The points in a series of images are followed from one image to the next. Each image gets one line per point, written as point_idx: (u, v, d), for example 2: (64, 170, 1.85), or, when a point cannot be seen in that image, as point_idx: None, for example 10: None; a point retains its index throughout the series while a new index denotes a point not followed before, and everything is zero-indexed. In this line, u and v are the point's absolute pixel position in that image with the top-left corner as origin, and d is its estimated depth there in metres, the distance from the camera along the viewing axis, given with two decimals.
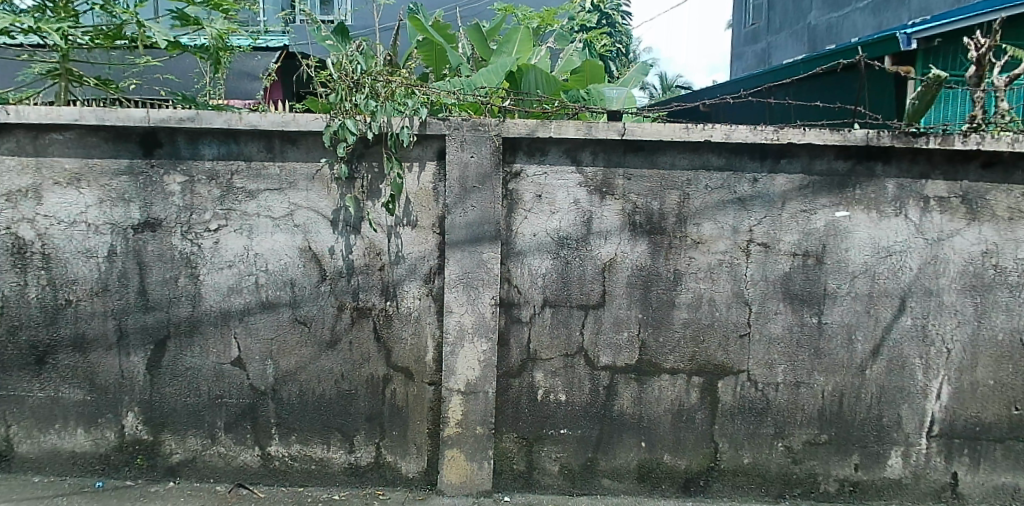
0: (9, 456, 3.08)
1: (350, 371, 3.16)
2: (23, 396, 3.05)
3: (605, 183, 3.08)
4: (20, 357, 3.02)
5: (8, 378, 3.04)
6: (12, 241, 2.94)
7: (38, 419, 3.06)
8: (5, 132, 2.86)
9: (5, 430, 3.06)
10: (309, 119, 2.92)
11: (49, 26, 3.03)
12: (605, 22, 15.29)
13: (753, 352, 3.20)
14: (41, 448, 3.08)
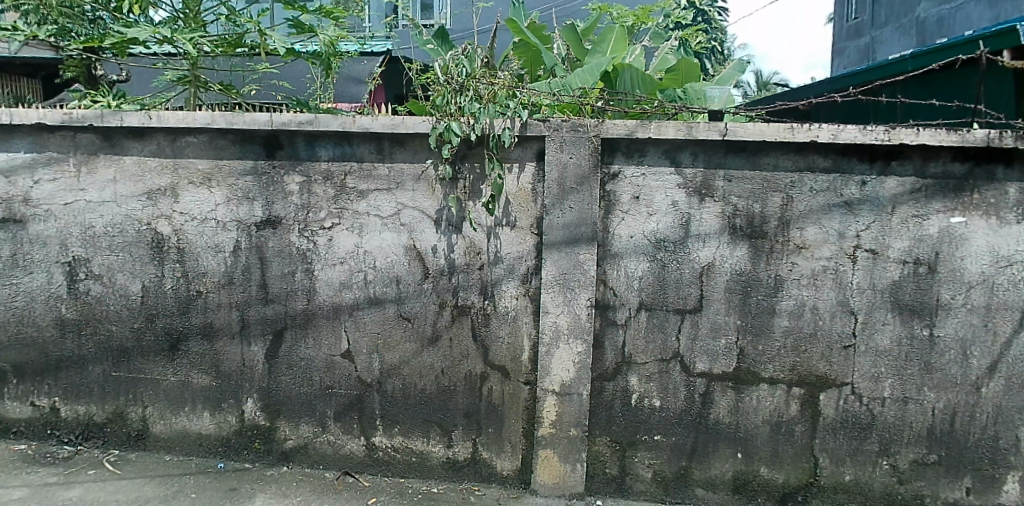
0: (145, 434, 3.34)
1: (449, 367, 3.23)
2: (158, 379, 3.29)
3: (705, 185, 3.00)
4: (157, 343, 3.27)
5: (146, 363, 3.29)
6: (153, 236, 3.18)
7: (171, 401, 3.30)
8: (148, 136, 3.10)
9: (142, 410, 3.32)
10: (416, 121, 3.01)
11: (183, 36, 3.26)
12: (701, 19, 14.94)
13: (859, 364, 3.02)
14: (172, 429, 3.32)
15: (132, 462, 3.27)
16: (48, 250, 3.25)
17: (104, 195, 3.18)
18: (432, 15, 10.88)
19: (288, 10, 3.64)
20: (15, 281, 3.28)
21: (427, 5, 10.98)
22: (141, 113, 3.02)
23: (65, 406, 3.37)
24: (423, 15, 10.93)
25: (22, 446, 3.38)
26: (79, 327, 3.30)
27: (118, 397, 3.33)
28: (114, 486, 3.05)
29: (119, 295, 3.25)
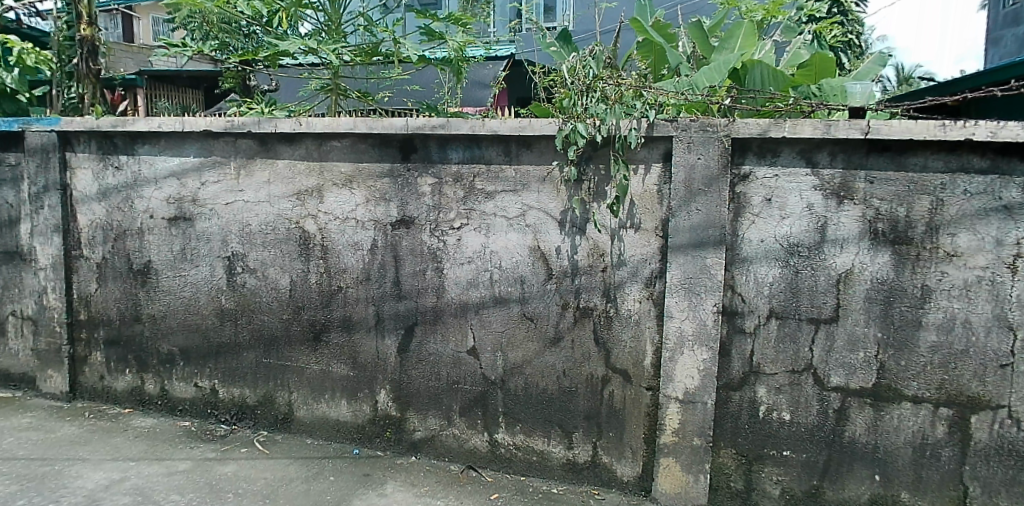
0: (290, 418, 3.59)
1: (571, 368, 3.22)
2: (303, 367, 3.53)
3: (845, 187, 2.78)
4: (302, 334, 3.51)
5: (293, 352, 3.54)
6: (301, 234, 3.42)
7: (313, 388, 3.53)
8: (297, 141, 3.34)
9: (288, 395, 3.58)
10: (543, 124, 3.03)
11: (326, 47, 3.47)
12: (835, 10, 14.01)
13: (1018, 385, 2.67)
14: (314, 414, 3.55)
15: (279, 443, 3.52)
16: (212, 246, 3.59)
17: (260, 196, 3.46)
18: (554, 17, 10.97)
19: (420, 18, 3.79)
20: (183, 272, 3.67)
21: (549, 7, 11.13)
22: (293, 119, 3.25)
23: (223, 388, 3.70)
24: (545, 17, 11.08)
25: (186, 423, 3.76)
26: (237, 317, 3.61)
27: (268, 382, 3.61)
28: (263, 464, 3.30)
29: (270, 288, 3.52)
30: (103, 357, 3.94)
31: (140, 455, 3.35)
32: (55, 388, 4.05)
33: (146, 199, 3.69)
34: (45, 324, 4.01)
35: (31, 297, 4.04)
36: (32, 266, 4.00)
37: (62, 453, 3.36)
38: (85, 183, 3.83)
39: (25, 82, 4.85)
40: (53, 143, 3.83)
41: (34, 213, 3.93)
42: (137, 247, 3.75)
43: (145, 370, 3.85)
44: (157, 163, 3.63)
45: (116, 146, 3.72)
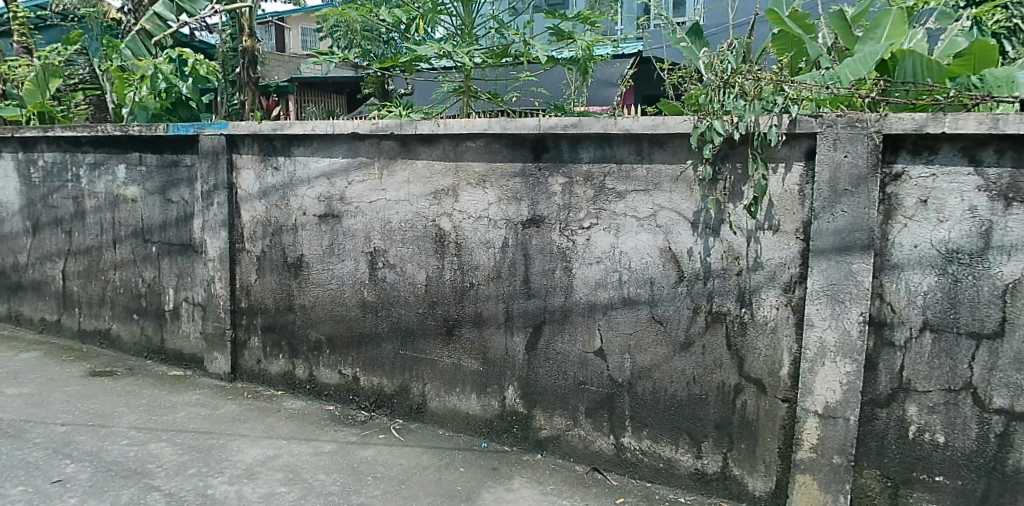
0: (424, 408, 3.74)
1: (701, 375, 3.09)
2: (436, 360, 3.66)
3: (1016, 188, 2.40)
4: (435, 327, 3.64)
5: (427, 344, 3.68)
6: (437, 232, 3.55)
7: (445, 381, 3.65)
8: (435, 141, 3.47)
9: (422, 386, 3.73)
10: (677, 121, 2.93)
11: (461, 51, 3.58)
12: None
13: None
14: (446, 406, 3.68)
15: (413, 432, 3.68)
16: (356, 242, 3.80)
17: (400, 195, 3.62)
18: (683, 13, 10.68)
19: (550, 18, 3.82)
20: (331, 266, 3.91)
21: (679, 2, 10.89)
22: (432, 121, 3.39)
23: (364, 376, 3.91)
24: (674, 13, 10.86)
25: (331, 407, 4.01)
26: (376, 309, 3.80)
27: (403, 373, 3.78)
28: (399, 450, 3.45)
29: (407, 283, 3.68)
30: (259, 343, 4.29)
31: (290, 434, 3.61)
32: (220, 369, 4.47)
33: (300, 197, 3.97)
34: (213, 310, 4.44)
35: (202, 285, 4.49)
36: (203, 257, 4.45)
37: (224, 428, 3.69)
38: (248, 182, 4.17)
39: (196, 90, 5.67)
40: (219, 145, 4.23)
41: (205, 209, 4.36)
42: (291, 242, 4.04)
43: (295, 356, 4.14)
44: (310, 163, 3.90)
45: (275, 147, 4.02)
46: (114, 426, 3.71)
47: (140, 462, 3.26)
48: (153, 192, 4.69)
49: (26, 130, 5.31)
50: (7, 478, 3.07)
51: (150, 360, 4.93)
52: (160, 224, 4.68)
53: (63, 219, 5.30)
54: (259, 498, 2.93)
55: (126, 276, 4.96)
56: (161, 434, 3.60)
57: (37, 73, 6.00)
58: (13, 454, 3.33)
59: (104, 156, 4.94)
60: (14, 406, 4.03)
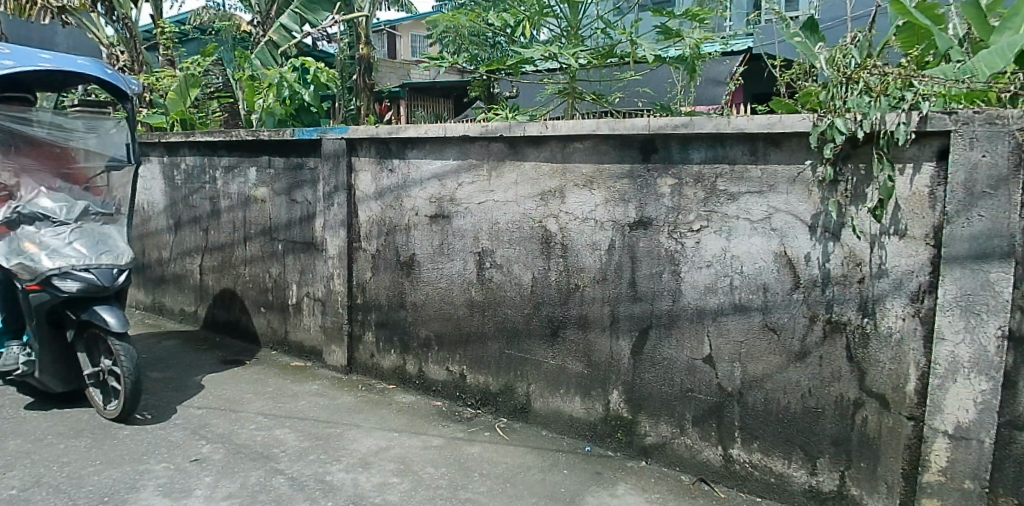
0: (528, 409, 3.80)
1: (817, 387, 2.91)
2: (542, 361, 3.70)
3: None
4: (541, 328, 3.68)
5: (532, 345, 3.73)
6: (543, 233, 3.59)
7: (550, 382, 3.68)
8: (543, 143, 3.51)
9: (527, 387, 3.79)
10: (795, 119, 2.79)
11: (567, 52, 3.61)
12: None
13: None
14: (550, 407, 3.71)
15: (518, 431, 3.73)
16: (465, 242, 3.90)
17: (508, 196, 3.69)
18: (797, 6, 10.17)
19: (657, 17, 3.77)
20: (441, 265, 4.04)
21: None
22: (541, 123, 3.45)
23: (470, 374, 4.01)
24: (787, 7, 10.38)
25: (439, 402, 4.13)
26: (484, 308, 3.89)
27: (509, 373, 3.85)
28: (505, 449, 3.50)
29: (514, 283, 3.74)
30: (372, 337, 4.51)
31: (402, 427, 3.74)
32: (336, 361, 4.71)
33: (413, 198, 4.12)
34: (331, 305, 4.67)
35: (321, 281, 4.78)
36: (324, 254, 4.69)
37: (341, 417, 3.88)
38: (365, 184, 4.37)
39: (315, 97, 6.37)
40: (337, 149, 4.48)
41: (326, 209, 4.60)
42: (403, 242, 4.21)
43: (406, 352, 4.32)
44: (422, 166, 4.04)
45: (391, 150, 4.18)
46: (243, 411, 3.99)
47: (266, 445, 3.49)
48: (280, 192, 5.00)
49: (171, 136, 5.82)
50: (153, 454, 3.37)
51: (274, 351, 5.27)
52: (285, 223, 4.99)
53: (199, 218, 5.76)
54: (374, 486, 3.06)
55: (254, 272, 5.33)
56: (285, 420, 3.83)
57: (179, 84, 6.41)
58: (157, 433, 3.66)
59: (236, 159, 5.32)
60: (159, 387, 4.45)
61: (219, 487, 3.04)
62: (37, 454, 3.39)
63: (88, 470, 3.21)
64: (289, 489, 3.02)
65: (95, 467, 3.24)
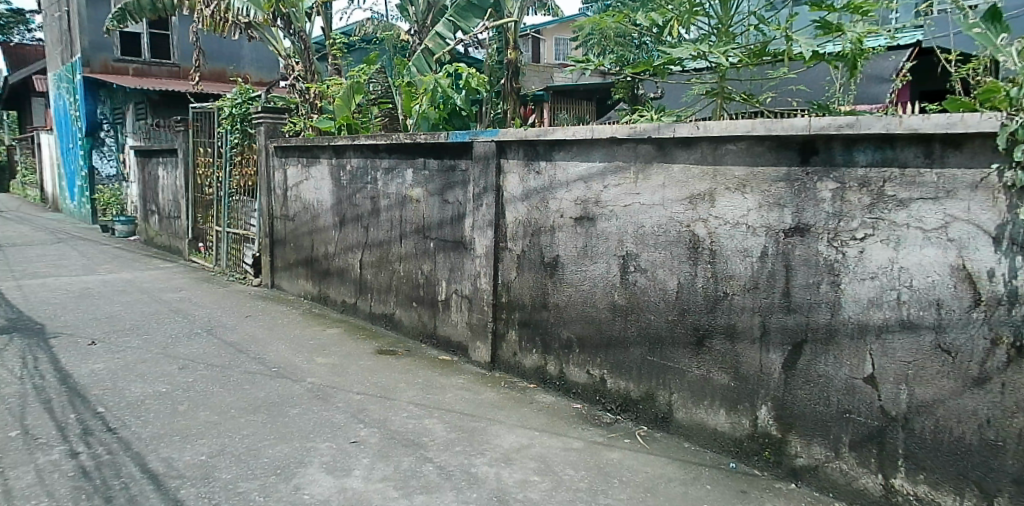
0: (669, 418, 3.73)
1: (999, 417, 2.56)
2: (685, 370, 3.62)
3: None
4: (686, 336, 3.60)
5: (676, 353, 3.66)
6: (691, 238, 3.53)
7: (693, 392, 3.60)
8: (694, 145, 3.46)
9: (669, 396, 3.72)
10: (981, 118, 2.50)
11: (717, 51, 3.55)
12: None
13: None
14: (693, 418, 3.61)
15: (658, 441, 3.69)
16: (609, 245, 3.96)
17: (655, 199, 3.69)
18: None
19: (815, 12, 3.56)
20: (585, 267, 4.12)
21: None
22: (692, 124, 3.40)
23: (611, 379, 4.04)
24: None
25: (578, 405, 4.22)
26: (627, 313, 3.89)
27: (650, 381, 3.81)
28: (645, 457, 3.47)
29: (659, 288, 3.71)
30: (517, 336, 4.67)
31: (543, 427, 3.85)
32: (481, 357, 4.98)
33: (559, 200, 4.26)
34: (478, 303, 4.97)
35: (470, 279, 5.04)
36: (472, 253, 5.01)
37: (486, 413, 4.06)
38: (513, 185, 4.59)
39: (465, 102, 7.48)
40: (491, 152, 4.71)
41: (476, 210, 4.90)
42: (548, 242, 4.36)
43: (548, 352, 4.45)
44: (569, 168, 4.17)
45: (538, 152, 4.38)
46: (396, 399, 4.28)
47: (417, 434, 3.71)
48: (433, 193, 5.39)
49: (339, 140, 6.44)
50: (318, 434, 3.68)
51: (424, 343, 5.63)
52: (437, 222, 5.37)
53: (362, 216, 6.30)
54: (516, 482, 3.15)
55: (409, 268, 5.72)
56: (433, 411, 4.08)
57: (345, 92, 7.32)
58: (322, 413, 4.00)
59: (396, 162, 5.81)
60: (322, 371, 4.86)
61: (375, 469, 3.26)
62: (223, 425, 3.80)
63: (264, 443, 3.55)
64: (437, 478, 3.18)
65: (269, 441, 3.58)
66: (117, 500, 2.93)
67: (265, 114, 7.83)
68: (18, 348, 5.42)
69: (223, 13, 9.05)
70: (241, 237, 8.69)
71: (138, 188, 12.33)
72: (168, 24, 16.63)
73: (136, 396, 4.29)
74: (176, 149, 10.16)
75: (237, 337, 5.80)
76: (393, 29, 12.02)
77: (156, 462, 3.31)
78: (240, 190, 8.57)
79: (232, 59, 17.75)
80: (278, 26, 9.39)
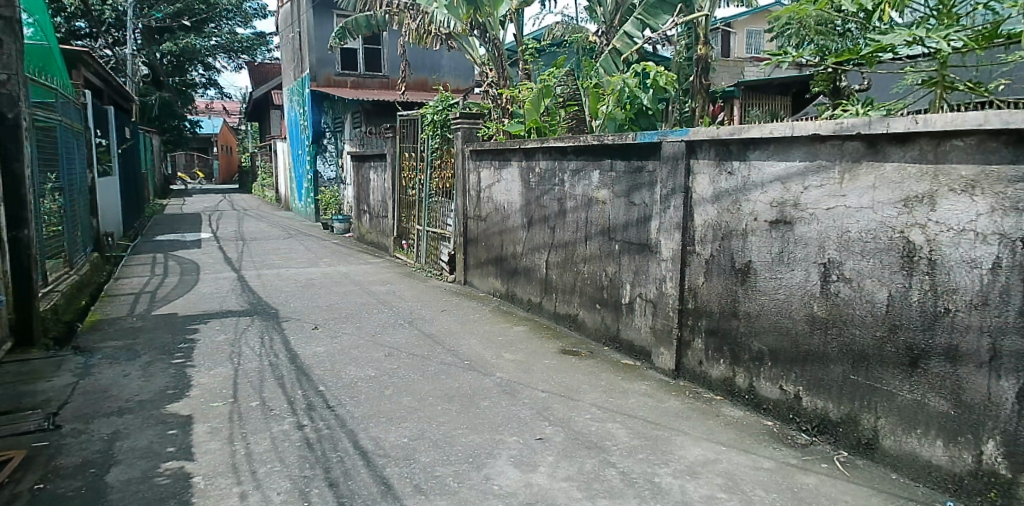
0: (874, 445, 3.39)
1: None
2: (894, 393, 3.26)
3: None
4: (896, 356, 3.24)
5: (883, 373, 3.31)
6: (905, 245, 3.17)
7: (903, 418, 3.23)
8: (911, 141, 3.12)
9: (874, 421, 3.38)
10: None
11: (937, 35, 3.15)
12: None
13: None
14: (903, 447, 3.25)
15: (861, 469, 3.36)
16: (808, 251, 3.68)
17: (863, 202, 3.37)
18: None
19: None
20: (780, 275, 3.87)
21: None
22: (908, 118, 3.07)
23: (807, 397, 3.76)
24: None
25: (769, 422, 3.98)
26: (827, 326, 3.59)
27: (852, 402, 3.49)
28: (845, 486, 3.18)
29: (866, 300, 3.38)
30: (703, 344, 4.52)
31: (729, 442, 3.70)
32: (665, 364, 4.89)
33: (753, 202, 4.06)
34: (663, 307, 4.88)
35: (655, 283, 4.97)
36: (658, 257, 4.93)
37: (670, 422, 3.99)
38: (703, 187, 4.46)
39: (651, 100, 7.48)
40: (681, 152, 4.61)
41: (663, 212, 4.83)
42: (739, 247, 4.17)
43: (736, 363, 4.24)
44: (765, 168, 3.96)
45: (731, 152, 4.21)
46: (579, 400, 4.36)
47: (599, 437, 3.76)
48: (619, 195, 5.40)
49: (530, 143, 6.68)
50: (506, 427, 3.87)
51: (607, 346, 5.66)
52: (622, 224, 5.36)
53: (549, 217, 6.49)
54: (702, 497, 3.06)
55: (594, 270, 5.78)
56: (615, 415, 4.10)
57: (535, 96, 7.56)
58: (509, 408, 4.20)
59: (583, 163, 5.90)
60: (511, 366, 5.10)
61: (559, 468, 3.36)
62: (422, 410, 4.15)
63: (458, 432, 3.81)
64: (621, 484, 3.19)
65: (461, 430, 3.84)
66: (335, 472, 3.32)
67: (463, 120, 8.35)
68: (257, 328, 6.36)
69: (427, 27, 10.20)
70: (438, 236, 9.36)
71: (353, 190, 13.79)
72: (380, 38, 18.78)
73: (350, 378, 4.82)
74: (386, 153, 11.22)
75: (433, 329, 6.28)
76: (581, 31, 12.20)
77: (366, 440, 3.70)
78: (439, 192, 9.24)
79: (433, 68, 19.14)
80: (475, 35, 10.14)
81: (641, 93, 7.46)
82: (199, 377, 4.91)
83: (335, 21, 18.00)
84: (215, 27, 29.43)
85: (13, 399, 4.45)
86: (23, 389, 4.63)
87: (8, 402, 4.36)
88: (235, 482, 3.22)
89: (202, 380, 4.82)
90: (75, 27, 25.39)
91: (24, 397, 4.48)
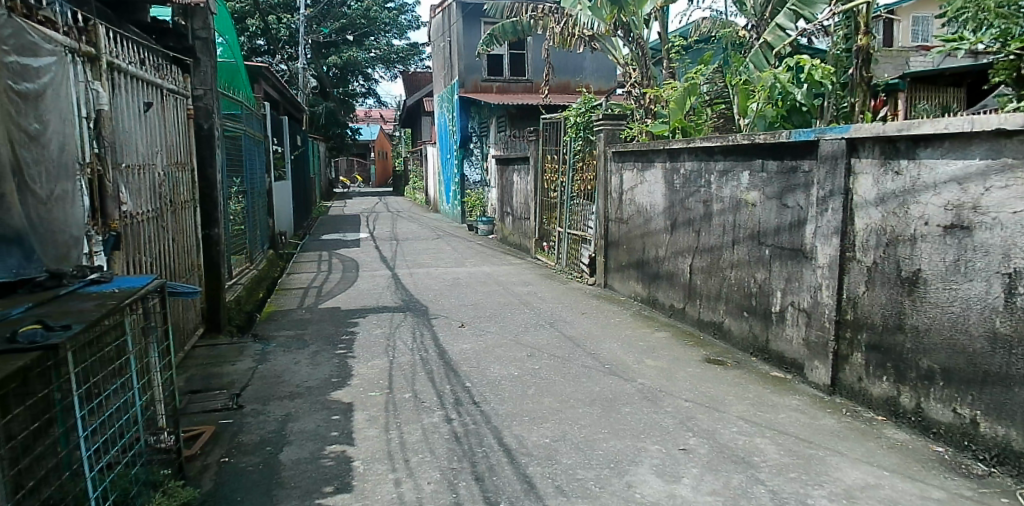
0: None
1: None
2: None
3: None
4: None
5: None
6: None
7: None
8: None
9: None
10: None
11: None
12: None
13: None
14: None
15: None
16: (990, 260, 3.33)
17: None
18: None
19: None
20: (956, 286, 3.53)
21: None
22: None
23: (986, 422, 3.39)
24: None
25: (940, 448, 3.64)
26: (1012, 344, 3.22)
27: None
28: None
29: None
30: (864, 360, 4.22)
31: (894, 467, 3.44)
32: (820, 379, 4.62)
33: (923, 204, 3.74)
34: (818, 318, 4.61)
35: (809, 291, 4.71)
36: (813, 264, 4.67)
37: (824, 441, 3.78)
38: (866, 188, 4.17)
39: (808, 95, 7.07)
40: (841, 150, 4.34)
41: (820, 216, 4.58)
42: (908, 254, 3.85)
43: (902, 382, 3.92)
44: (938, 167, 3.63)
45: (899, 149, 3.91)
46: (724, 411, 4.26)
47: (746, 452, 3.66)
48: (771, 197, 5.18)
49: (674, 144, 6.60)
50: (648, 435, 3.89)
51: (755, 357, 5.45)
52: (774, 228, 5.14)
53: (694, 220, 6.36)
54: None
55: (741, 276, 5.59)
56: (764, 430, 3.95)
57: (681, 94, 7.43)
58: (651, 415, 4.20)
59: (731, 164, 5.73)
60: (652, 373, 5.08)
61: (704, 481, 3.33)
62: (563, 412, 4.28)
63: (598, 436, 3.89)
64: (770, 503, 3.10)
65: (602, 435, 3.91)
66: (481, 466, 3.55)
67: (605, 122, 8.43)
68: (410, 324, 6.87)
69: (570, 29, 10.60)
70: (579, 238, 9.48)
71: (497, 192, 14.32)
72: (525, 43, 19.35)
73: (495, 376, 5.08)
74: (530, 155, 11.54)
75: (573, 331, 6.40)
76: (731, 24, 11.72)
77: (510, 437, 3.90)
78: (580, 194, 9.36)
79: (576, 72, 19.36)
80: (620, 34, 10.17)
81: (796, 89, 7.07)
82: (360, 367, 5.42)
83: (483, 29, 18.82)
84: (375, 40, 31.81)
85: (206, 379, 5.20)
86: (214, 371, 5.40)
87: (201, 382, 5.11)
88: (390, 469, 3.55)
89: (361, 371, 5.32)
90: (256, 45, 28.64)
91: (215, 378, 5.23)
